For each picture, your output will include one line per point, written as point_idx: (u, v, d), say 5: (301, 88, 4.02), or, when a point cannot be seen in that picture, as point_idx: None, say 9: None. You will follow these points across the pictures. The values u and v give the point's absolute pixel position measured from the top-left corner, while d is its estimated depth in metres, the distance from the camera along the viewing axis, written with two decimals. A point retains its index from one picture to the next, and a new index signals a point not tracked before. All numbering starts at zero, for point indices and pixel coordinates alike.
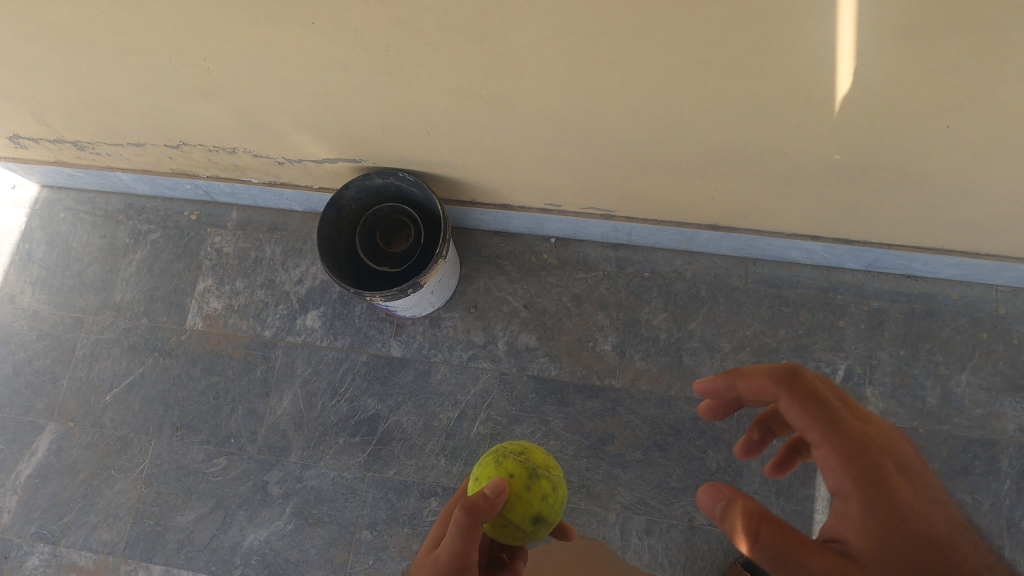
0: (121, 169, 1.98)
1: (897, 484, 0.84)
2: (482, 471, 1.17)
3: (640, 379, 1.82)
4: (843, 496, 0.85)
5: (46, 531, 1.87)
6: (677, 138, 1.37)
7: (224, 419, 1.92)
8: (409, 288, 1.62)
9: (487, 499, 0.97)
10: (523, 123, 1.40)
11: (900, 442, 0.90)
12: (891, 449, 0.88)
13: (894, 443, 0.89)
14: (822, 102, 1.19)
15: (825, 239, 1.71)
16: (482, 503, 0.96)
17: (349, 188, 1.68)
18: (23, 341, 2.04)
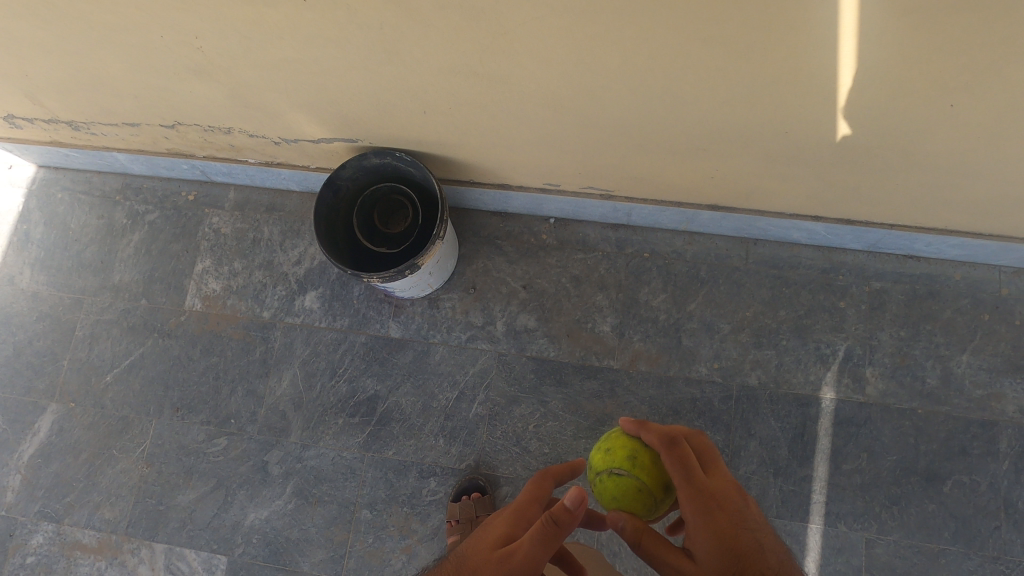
0: (117, 150, 1.97)
1: (734, 524, 1.02)
2: (612, 442, 1.20)
3: (639, 360, 1.81)
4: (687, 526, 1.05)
5: (49, 510, 1.89)
6: (677, 118, 1.35)
7: (224, 400, 1.92)
8: (407, 269, 1.61)
9: (571, 512, 0.87)
10: (520, 103, 1.38)
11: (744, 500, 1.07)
12: (724, 500, 1.05)
13: (734, 498, 1.07)
14: (826, 81, 1.16)
15: (826, 220, 1.69)
16: (568, 513, 0.87)
17: (345, 168, 1.66)
18: (23, 323, 2.05)
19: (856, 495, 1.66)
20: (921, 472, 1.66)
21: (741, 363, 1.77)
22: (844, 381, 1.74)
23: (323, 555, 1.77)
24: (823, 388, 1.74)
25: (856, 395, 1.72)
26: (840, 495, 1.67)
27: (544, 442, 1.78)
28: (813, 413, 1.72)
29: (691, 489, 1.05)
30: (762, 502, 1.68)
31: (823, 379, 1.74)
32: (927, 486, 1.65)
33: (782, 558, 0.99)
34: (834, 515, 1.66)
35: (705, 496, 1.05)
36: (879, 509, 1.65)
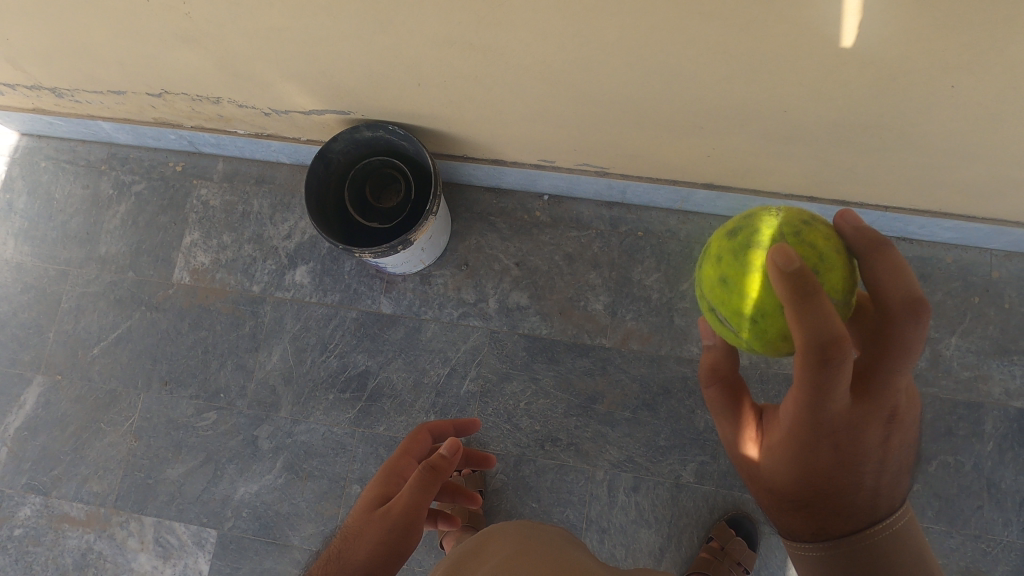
0: (102, 118, 1.92)
1: (841, 467, 0.94)
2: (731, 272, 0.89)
3: (631, 339, 1.81)
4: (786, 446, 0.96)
5: (37, 482, 1.88)
6: (674, 95, 1.33)
7: (213, 374, 1.91)
8: (399, 245, 1.60)
9: (447, 457, 0.99)
10: (515, 76, 1.36)
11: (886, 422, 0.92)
12: (856, 440, 0.92)
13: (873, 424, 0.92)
14: (825, 60, 1.15)
15: (822, 201, 1.68)
16: (445, 459, 0.99)
17: (337, 140, 1.64)
18: (8, 294, 2.01)
19: None
20: None
21: None
22: None
23: (313, 529, 1.78)
24: None
25: None
26: None
27: (535, 419, 1.79)
28: None
29: (816, 431, 0.90)
30: None
31: None
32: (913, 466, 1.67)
33: (877, 496, 0.97)
34: None
35: (831, 438, 0.91)
36: None
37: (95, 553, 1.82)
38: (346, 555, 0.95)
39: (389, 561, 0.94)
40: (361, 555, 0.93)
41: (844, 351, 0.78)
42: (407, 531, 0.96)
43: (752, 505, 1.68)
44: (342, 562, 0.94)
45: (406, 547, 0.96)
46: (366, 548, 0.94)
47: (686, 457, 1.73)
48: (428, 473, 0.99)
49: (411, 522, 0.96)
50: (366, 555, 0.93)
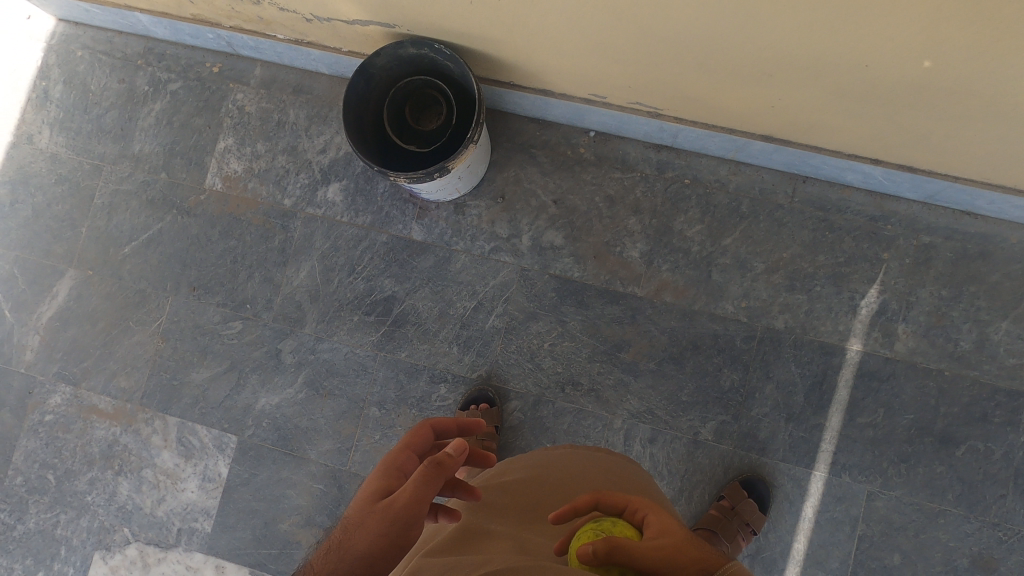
0: (139, 10, 1.85)
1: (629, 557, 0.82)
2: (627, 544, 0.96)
3: (665, 290, 1.76)
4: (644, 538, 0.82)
5: (67, 372, 1.93)
6: (745, 38, 1.22)
7: (240, 284, 1.91)
8: (436, 172, 1.54)
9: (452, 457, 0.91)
10: (574, 2, 1.25)
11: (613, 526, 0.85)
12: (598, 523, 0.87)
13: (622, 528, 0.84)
14: (924, 12, 1.03)
15: (887, 165, 1.57)
16: (451, 457, 0.90)
17: (379, 55, 1.55)
18: (42, 185, 2.01)
19: (866, 448, 1.65)
20: (936, 434, 1.63)
21: (770, 304, 1.72)
22: (873, 334, 1.68)
23: (330, 445, 1.81)
24: (851, 338, 1.69)
25: (884, 350, 1.67)
26: (850, 447, 1.65)
27: (558, 361, 1.77)
28: (836, 362, 1.68)
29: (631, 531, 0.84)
30: (770, 445, 1.67)
31: (852, 330, 1.69)
32: (940, 448, 1.63)
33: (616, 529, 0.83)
34: (840, 465, 1.65)
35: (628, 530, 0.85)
36: (887, 464, 1.64)
37: (121, 446, 1.88)
38: (345, 545, 0.86)
39: (392, 553, 0.86)
40: (360, 545, 0.85)
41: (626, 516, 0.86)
42: (410, 523, 0.87)
43: (768, 469, 1.67)
44: (342, 552, 0.85)
45: (411, 540, 0.87)
46: (366, 538, 0.85)
47: (707, 415, 1.70)
48: (434, 467, 0.89)
49: (413, 514, 0.87)
50: (367, 548, 0.85)
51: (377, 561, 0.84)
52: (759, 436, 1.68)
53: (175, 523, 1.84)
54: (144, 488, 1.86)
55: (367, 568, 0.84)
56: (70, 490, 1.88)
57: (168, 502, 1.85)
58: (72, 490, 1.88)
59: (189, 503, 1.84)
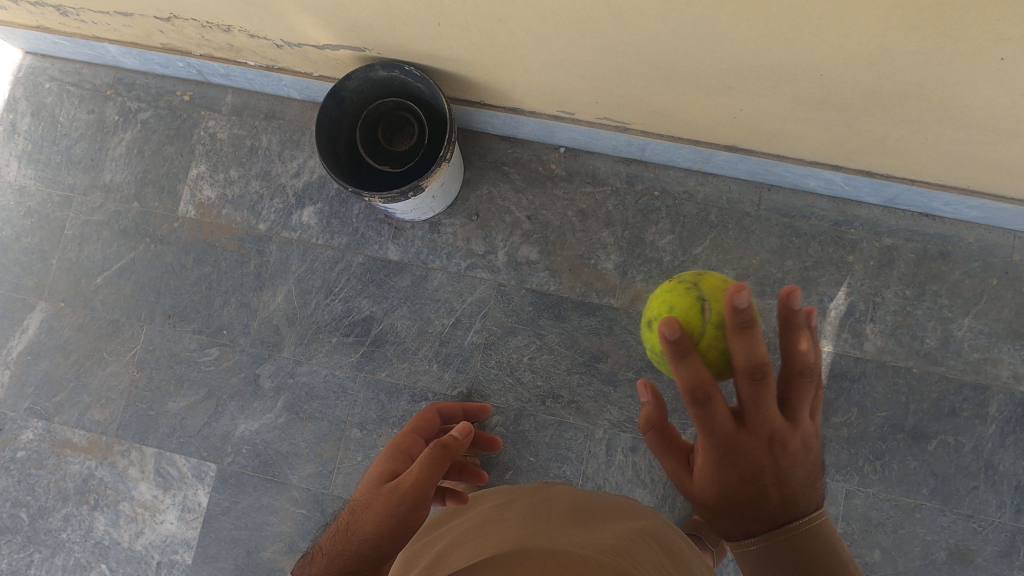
0: (108, 41, 1.86)
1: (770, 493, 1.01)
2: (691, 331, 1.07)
3: (639, 301, 1.79)
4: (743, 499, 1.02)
5: (39, 407, 1.89)
6: (706, 51, 1.27)
7: (216, 310, 1.89)
8: (410, 191, 1.56)
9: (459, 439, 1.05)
10: (540, 20, 1.29)
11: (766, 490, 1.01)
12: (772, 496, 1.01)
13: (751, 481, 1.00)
14: (871, 22, 1.09)
15: (847, 170, 1.63)
16: (456, 440, 1.05)
17: (351, 78, 1.58)
18: (10, 218, 1.98)
19: (842, 447, 1.68)
20: (908, 430, 1.67)
21: None
22: (843, 335, 1.73)
23: (312, 469, 1.80)
24: (822, 340, 1.73)
25: (854, 350, 1.72)
26: (826, 447, 1.69)
27: (538, 374, 1.78)
28: None
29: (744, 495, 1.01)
30: None
31: (822, 332, 1.73)
32: (913, 444, 1.67)
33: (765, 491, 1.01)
34: None
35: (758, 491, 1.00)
36: (863, 462, 1.67)
37: (96, 480, 1.84)
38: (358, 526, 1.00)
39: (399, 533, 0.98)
40: (371, 528, 0.98)
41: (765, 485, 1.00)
42: (416, 506, 1.01)
43: None
44: (354, 534, 0.99)
45: (417, 522, 1.01)
46: (377, 520, 0.99)
47: (686, 421, 1.72)
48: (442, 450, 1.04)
49: (419, 496, 1.01)
50: (377, 529, 0.98)
51: (386, 540, 0.96)
52: None
53: (154, 556, 1.80)
54: (121, 522, 1.82)
55: (377, 547, 0.96)
56: (44, 527, 1.84)
57: (147, 535, 1.81)
58: (46, 528, 1.84)
59: (168, 534, 1.81)
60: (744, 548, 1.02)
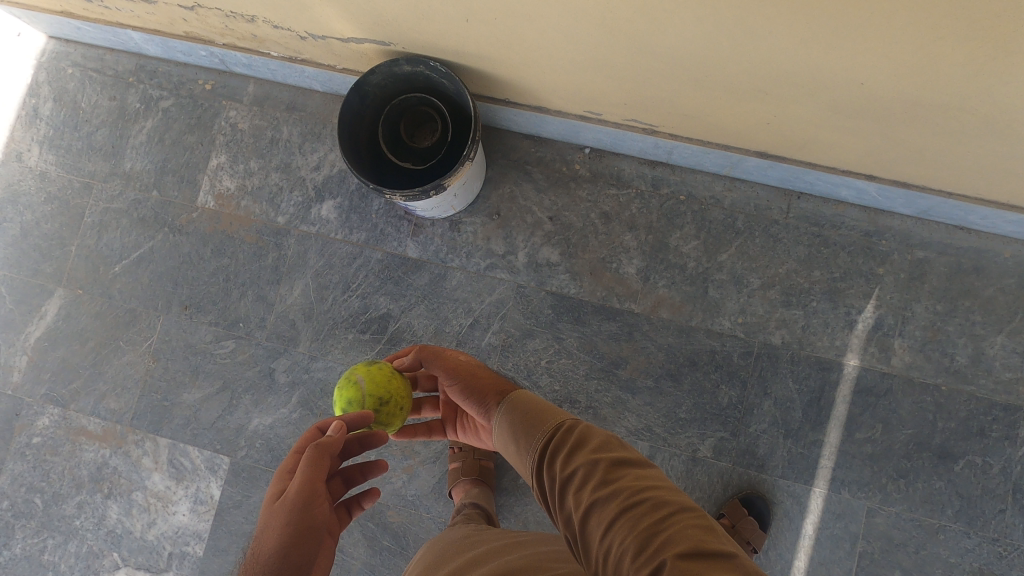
0: (131, 28, 1.84)
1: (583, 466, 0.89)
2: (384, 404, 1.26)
3: (661, 307, 1.75)
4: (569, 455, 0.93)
5: (55, 394, 1.90)
6: (740, 56, 1.23)
7: (233, 303, 1.88)
8: (431, 189, 1.54)
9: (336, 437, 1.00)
10: (570, 20, 1.26)
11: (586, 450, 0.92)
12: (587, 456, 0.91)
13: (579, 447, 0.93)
14: (920, 31, 1.05)
15: (880, 180, 1.58)
16: (334, 437, 1.00)
17: (374, 72, 1.55)
18: (31, 203, 1.98)
19: (865, 464, 1.64)
20: (934, 449, 1.63)
21: (766, 320, 1.72)
22: (870, 349, 1.68)
23: None
24: (848, 353, 1.69)
25: (881, 364, 1.68)
26: (849, 463, 1.65)
27: (555, 379, 1.76)
28: (834, 378, 1.68)
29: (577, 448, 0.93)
30: (769, 461, 1.67)
31: (849, 345, 1.69)
32: (939, 463, 1.62)
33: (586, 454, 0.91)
34: (839, 481, 1.64)
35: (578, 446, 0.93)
36: (886, 480, 1.63)
37: (110, 468, 1.85)
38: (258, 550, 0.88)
39: (305, 540, 0.89)
40: (272, 546, 0.87)
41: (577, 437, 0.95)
42: (313, 501, 0.92)
43: (768, 486, 1.66)
44: (256, 561, 0.87)
45: (319, 521, 0.91)
46: (274, 537, 0.88)
47: (705, 431, 1.69)
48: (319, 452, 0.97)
49: (312, 499, 0.92)
50: (275, 547, 0.87)
51: (293, 551, 0.87)
52: (758, 453, 1.67)
53: (166, 547, 1.80)
54: (134, 511, 1.82)
55: (285, 561, 0.86)
56: (58, 514, 1.84)
57: (159, 526, 1.81)
58: (60, 514, 1.84)
59: (180, 526, 1.81)
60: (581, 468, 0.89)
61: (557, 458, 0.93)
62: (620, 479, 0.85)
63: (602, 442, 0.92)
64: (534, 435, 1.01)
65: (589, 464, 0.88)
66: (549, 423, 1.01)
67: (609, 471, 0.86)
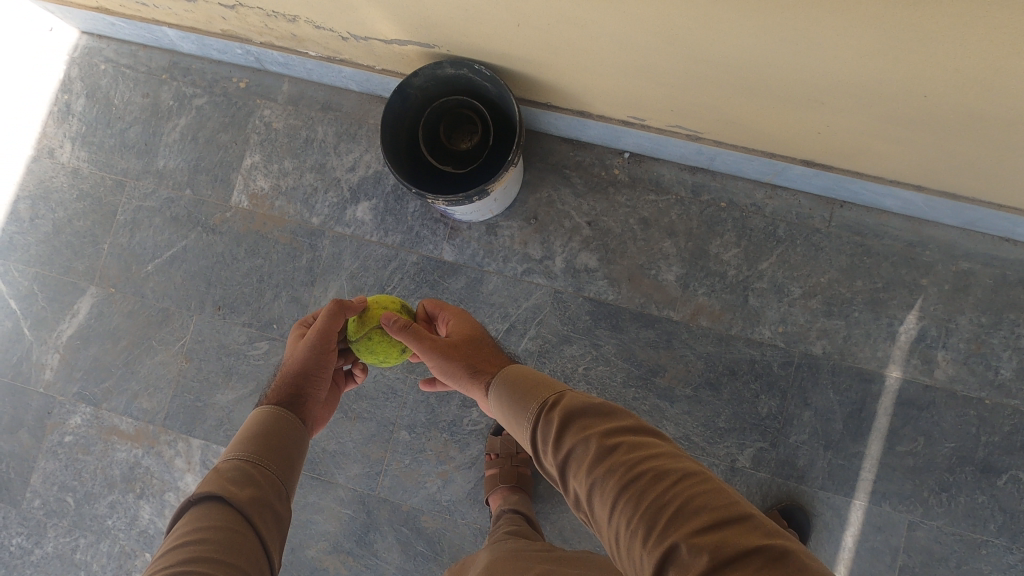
0: (167, 25, 1.83)
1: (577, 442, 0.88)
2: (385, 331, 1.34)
3: (700, 315, 1.74)
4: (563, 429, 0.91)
5: (87, 393, 1.89)
6: (799, 65, 1.21)
7: (267, 304, 1.87)
8: (475, 195, 1.52)
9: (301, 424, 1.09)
10: (626, 27, 1.24)
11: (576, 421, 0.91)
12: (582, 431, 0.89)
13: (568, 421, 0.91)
14: (994, 46, 1.03)
15: (929, 191, 1.56)
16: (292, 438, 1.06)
17: (417, 75, 1.53)
18: (63, 200, 1.97)
19: (906, 477, 1.63)
20: (976, 463, 1.61)
21: (807, 330, 1.70)
22: (912, 361, 1.67)
23: (359, 469, 1.78)
24: (890, 365, 1.67)
25: (923, 377, 1.66)
26: (890, 476, 1.63)
27: (592, 386, 1.74)
28: (876, 390, 1.66)
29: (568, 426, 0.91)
30: (809, 473, 1.65)
31: (891, 356, 1.67)
32: (981, 477, 1.61)
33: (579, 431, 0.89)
34: (879, 494, 1.63)
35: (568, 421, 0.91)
36: (928, 494, 1.62)
37: (143, 468, 1.84)
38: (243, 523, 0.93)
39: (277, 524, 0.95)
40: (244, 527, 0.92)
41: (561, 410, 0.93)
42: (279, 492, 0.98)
43: (807, 498, 1.64)
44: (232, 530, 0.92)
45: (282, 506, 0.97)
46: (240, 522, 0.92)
47: (744, 441, 1.68)
48: (319, 339, 1.23)
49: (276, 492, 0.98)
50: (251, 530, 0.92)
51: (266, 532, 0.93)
52: (797, 464, 1.66)
53: None
54: (166, 512, 1.82)
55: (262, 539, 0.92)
56: (90, 513, 1.84)
57: None
58: (92, 514, 1.84)
59: None
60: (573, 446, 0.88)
61: (550, 444, 0.91)
62: (617, 449, 0.84)
63: (593, 414, 0.91)
64: (524, 413, 0.99)
65: (584, 443, 0.87)
66: (536, 399, 0.98)
67: (605, 442, 0.85)
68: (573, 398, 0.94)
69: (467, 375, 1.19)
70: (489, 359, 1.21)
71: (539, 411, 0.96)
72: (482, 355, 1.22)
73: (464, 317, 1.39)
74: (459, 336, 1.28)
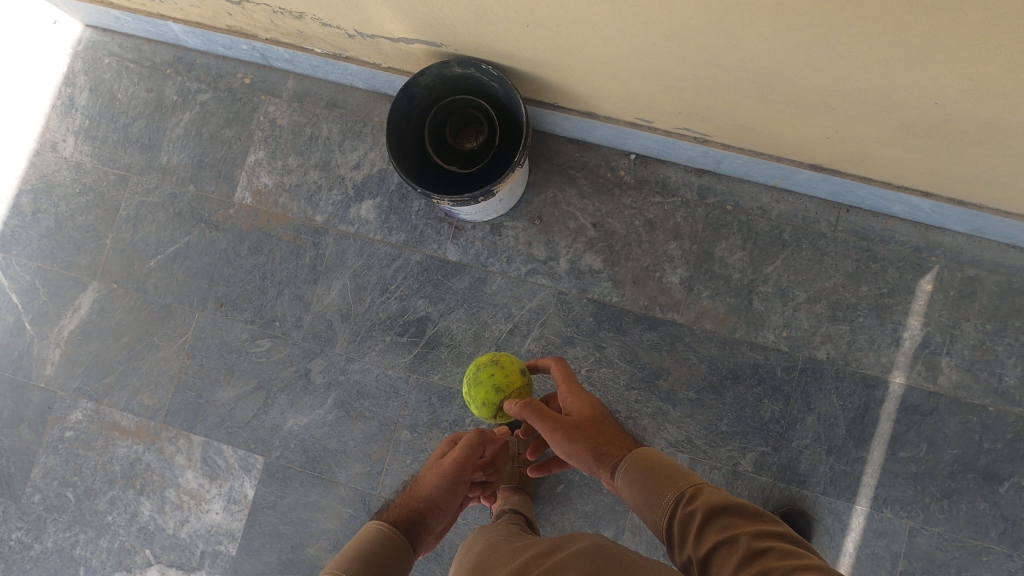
0: (173, 20, 1.82)
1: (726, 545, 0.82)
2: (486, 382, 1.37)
3: (704, 318, 1.73)
4: (708, 525, 0.85)
5: (88, 388, 1.88)
6: (811, 70, 1.20)
7: (269, 301, 1.86)
8: (481, 195, 1.52)
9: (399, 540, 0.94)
10: (637, 30, 1.23)
11: (723, 518, 0.86)
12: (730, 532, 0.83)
13: (714, 517, 0.86)
14: (1008, 54, 1.02)
15: (936, 198, 1.55)
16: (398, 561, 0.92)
17: (424, 74, 1.52)
18: (66, 194, 1.96)
19: (908, 483, 1.63)
20: (979, 470, 1.61)
21: (812, 335, 1.70)
22: (916, 367, 1.66)
23: (360, 469, 1.77)
24: (894, 370, 1.67)
25: (927, 383, 1.66)
26: (892, 481, 1.63)
27: (595, 388, 1.74)
28: (879, 395, 1.66)
29: (712, 525, 0.85)
30: (811, 477, 1.65)
31: (895, 362, 1.67)
32: (983, 484, 1.61)
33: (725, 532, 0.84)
34: (881, 499, 1.63)
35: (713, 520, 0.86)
36: (930, 500, 1.62)
37: (143, 465, 1.84)
38: None
39: None
40: None
41: (701, 501, 0.89)
42: None
43: (808, 502, 1.64)
44: None
45: None
46: None
47: (747, 445, 1.68)
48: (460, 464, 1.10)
49: None
50: None
51: None
52: (799, 469, 1.66)
53: (199, 545, 1.79)
54: (166, 509, 1.81)
55: None
56: (90, 509, 1.83)
57: (192, 524, 1.80)
58: (92, 509, 1.83)
59: (213, 524, 1.80)
60: (725, 549, 0.82)
61: (689, 539, 0.86)
62: (769, 553, 0.78)
63: (741, 513, 0.85)
64: (656, 505, 0.93)
65: (731, 542, 0.82)
66: (670, 487, 0.93)
67: (756, 545, 0.80)
68: (718, 495, 0.89)
69: (594, 461, 1.06)
70: (613, 441, 1.08)
71: (676, 503, 0.91)
72: (604, 437, 1.09)
73: (580, 396, 1.20)
74: (579, 411, 1.16)
